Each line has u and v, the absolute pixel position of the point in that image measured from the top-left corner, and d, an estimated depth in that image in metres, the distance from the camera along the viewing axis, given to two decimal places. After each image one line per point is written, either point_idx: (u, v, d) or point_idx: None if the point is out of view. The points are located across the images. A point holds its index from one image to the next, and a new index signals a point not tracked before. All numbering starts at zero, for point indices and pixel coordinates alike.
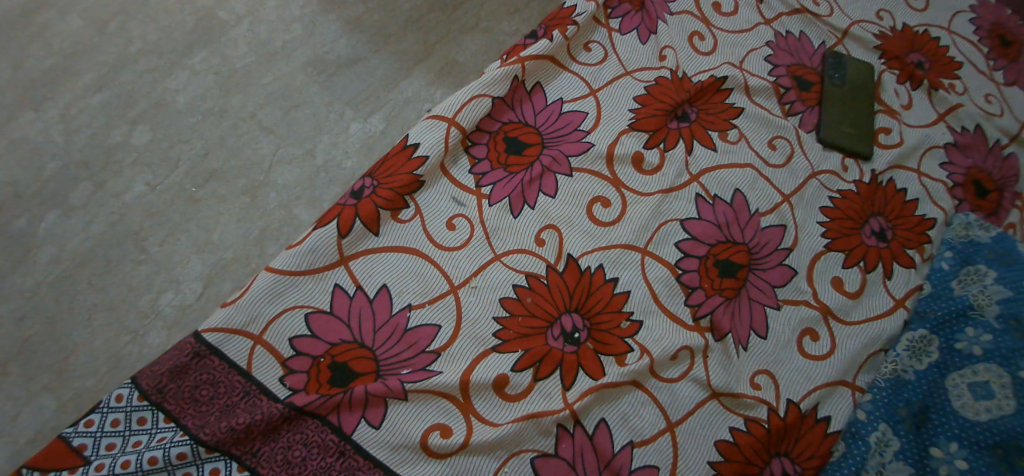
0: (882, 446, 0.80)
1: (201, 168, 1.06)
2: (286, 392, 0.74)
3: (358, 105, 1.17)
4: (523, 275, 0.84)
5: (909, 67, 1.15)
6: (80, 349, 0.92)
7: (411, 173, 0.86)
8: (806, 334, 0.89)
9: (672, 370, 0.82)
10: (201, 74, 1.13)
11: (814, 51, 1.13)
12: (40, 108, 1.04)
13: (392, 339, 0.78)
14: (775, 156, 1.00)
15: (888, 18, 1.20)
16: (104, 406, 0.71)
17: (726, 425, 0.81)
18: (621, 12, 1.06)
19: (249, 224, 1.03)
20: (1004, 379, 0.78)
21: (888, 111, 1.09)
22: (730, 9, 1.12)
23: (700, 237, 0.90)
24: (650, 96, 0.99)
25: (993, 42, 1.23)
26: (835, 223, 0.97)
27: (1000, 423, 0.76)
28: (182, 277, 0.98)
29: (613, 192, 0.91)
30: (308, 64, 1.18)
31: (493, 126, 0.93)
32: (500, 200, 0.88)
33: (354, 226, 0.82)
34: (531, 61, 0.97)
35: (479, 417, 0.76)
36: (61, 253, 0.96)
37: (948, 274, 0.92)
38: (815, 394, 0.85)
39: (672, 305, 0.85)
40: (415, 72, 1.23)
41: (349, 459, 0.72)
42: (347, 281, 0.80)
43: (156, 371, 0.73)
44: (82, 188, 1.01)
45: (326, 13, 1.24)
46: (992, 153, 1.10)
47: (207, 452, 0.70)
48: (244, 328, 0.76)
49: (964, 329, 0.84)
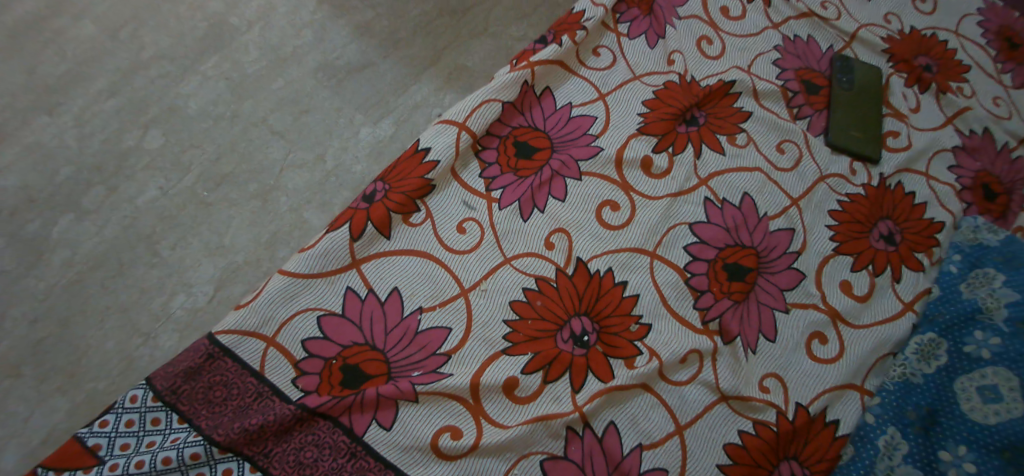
0: (890, 450, 0.81)
1: (213, 173, 1.07)
2: (298, 393, 0.75)
3: (368, 109, 1.17)
4: (532, 278, 0.85)
5: (917, 70, 1.15)
6: (92, 352, 0.93)
7: (422, 177, 0.87)
8: (814, 338, 0.89)
9: (681, 373, 0.82)
10: (212, 79, 1.14)
11: (822, 55, 1.13)
12: (53, 113, 1.05)
13: (403, 342, 0.79)
14: (783, 159, 1.00)
15: (896, 21, 1.20)
16: (119, 406, 0.72)
17: (735, 428, 0.81)
18: (629, 17, 1.06)
19: (260, 227, 1.05)
20: (1012, 382, 0.78)
21: (896, 114, 1.09)
22: (738, 13, 1.12)
23: (708, 240, 0.90)
24: (658, 100, 0.99)
25: (1002, 45, 1.23)
26: (843, 227, 0.97)
27: (1008, 426, 0.75)
28: (194, 280, 0.99)
29: (622, 196, 0.91)
30: (318, 69, 1.19)
31: (503, 130, 0.94)
32: (510, 203, 0.88)
33: (366, 230, 0.83)
34: (541, 65, 0.97)
35: (489, 420, 0.76)
36: (74, 256, 0.98)
37: (957, 278, 0.92)
38: (823, 397, 0.85)
39: (681, 308, 0.86)
40: (424, 77, 1.23)
41: (360, 460, 0.73)
42: (358, 284, 0.81)
43: (171, 372, 0.75)
44: (95, 192, 1.02)
45: (336, 18, 1.25)
46: (1001, 156, 1.09)
47: (220, 452, 0.71)
48: (258, 330, 0.77)
49: (973, 332, 0.84)
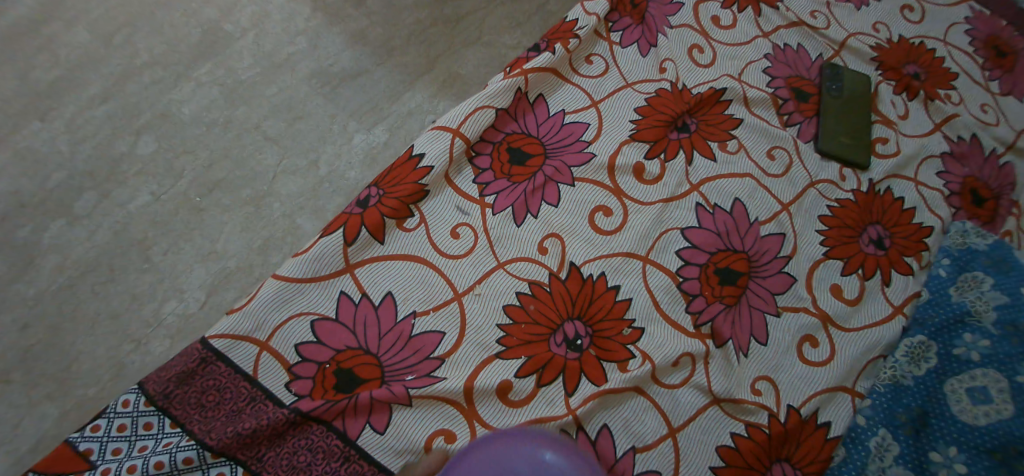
0: (882, 451, 0.81)
1: (206, 179, 1.07)
2: (291, 397, 0.75)
3: (362, 116, 1.18)
4: (526, 282, 0.85)
5: (906, 78, 1.17)
6: (82, 358, 0.93)
7: (416, 182, 0.88)
8: (805, 341, 0.89)
9: (673, 376, 0.83)
10: (206, 86, 1.15)
11: (812, 63, 1.14)
12: (46, 119, 1.06)
13: (397, 346, 0.79)
14: (774, 166, 1.01)
15: (884, 30, 1.22)
16: (111, 411, 0.72)
17: (728, 432, 0.82)
18: (622, 26, 1.08)
19: (252, 233, 1.05)
20: (1001, 383, 0.79)
21: (884, 121, 1.11)
22: (729, 22, 1.14)
23: (700, 245, 0.91)
24: (651, 108, 1.01)
25: (989, 53, 1.25)
26: (833, 231, 0.98)
27: (999, 427, 0.77)
28: (186, 286, 1.00)
29: (615, 202, 0.92)
30: (312, 77, 1.20)
31: (496, 137, 0.95)
32: (503, 208, 0.89)
33: (360, 235, 0.84)
34: (534, 73, 0.98)
35: (482, 423, 0.77)
36: (64, 262, 0.98)
37: (946, 281, 0.93)
38: (816, 400, 0.86)
39: (673, 313, 0.87)
40: (418, 85, 1.25)
41: (353, 464, 0.73)
42: (352, 288, 0.82)
43: (163, 377, 0.74)
44: (86, 198, 1.02)
45: (330, 26, 1.26)
46: (988, 162, 1.11)
47: (212, 457, 0.71)
48: (251, 334, 0.77)
49: (962, 335, 0.85)
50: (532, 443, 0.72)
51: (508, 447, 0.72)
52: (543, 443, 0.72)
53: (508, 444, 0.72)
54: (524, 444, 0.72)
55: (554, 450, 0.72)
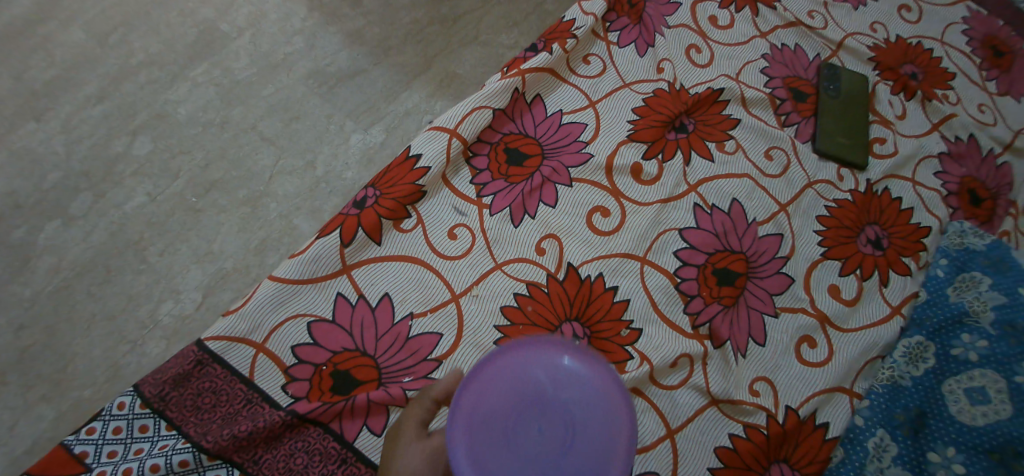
0: (880, 452, 0.81)
1: (202, 180, 1.07)
2: (288, 400, 0.75)
3: (359, 116, 1.18)
4: (524, 283, 0.85)
5: (903, 78, 1.17)
6: (78, 359, 0.92)
7: (413, 183, 0.87)
8: (804, 341, 0.89)
9: (672, 377, 0.83)
10: (203, 86, 1.14)
11: (809, 63, 1.14)
12: (41, 119, 1.05)
13: (394, 347, 0.79)
14: (771, 166, 1.01)
15: (881, 30, 1.22)
16: (106, 413, 0.72)
17: (726, 432, 0.81)
18: (619, 26, 1.08)
19: (249, 233, 1.04)
20: (1000, 384, 0.79)
21: (882, 121, 1.11)
22: (726, 22, 1.14)
23: (698, 245, 0.91)
24: (648, 108, 1.00)
25: (986, 53, 1.25)
26: (831, 231, 0.98)
27: (997, 427, 0.77)
28: (182, 287, 0.99)
29: (613, 202, 0.92)
30: (309, 76, 1.20)
31: (494, 137, 0.94)
32: (500, 209, 0.89)
33: (357, 236, 0.83)
34: (532, 73, 0.98)
35: None
36: (61, 263, 0.97)
37: (944, 281, 0.93)
38: (814, 401, 0.85)
39: (671, 313, 0.86)
40: (415, 85, 1.24)
41: (351, 466, 0.73)
42: (349, 290, 0.81)
43: (158, 379, 0.74)
44: (82, 198, 1.02)
45: (327, 26, 1.25)
46: (986, 162, 1.11)
47: (209, 460, 0.71)
48: (247, 336, 0.77)
49: (961, 335, 0.85)
50: (550, 350, 0.63)
51: (524, 357, 0.63)
52: (562, 348, 0.63)
53: (525, 354, 0.64)
54: (541, 352, 0.63)
55: (575, 356, 0.63)
